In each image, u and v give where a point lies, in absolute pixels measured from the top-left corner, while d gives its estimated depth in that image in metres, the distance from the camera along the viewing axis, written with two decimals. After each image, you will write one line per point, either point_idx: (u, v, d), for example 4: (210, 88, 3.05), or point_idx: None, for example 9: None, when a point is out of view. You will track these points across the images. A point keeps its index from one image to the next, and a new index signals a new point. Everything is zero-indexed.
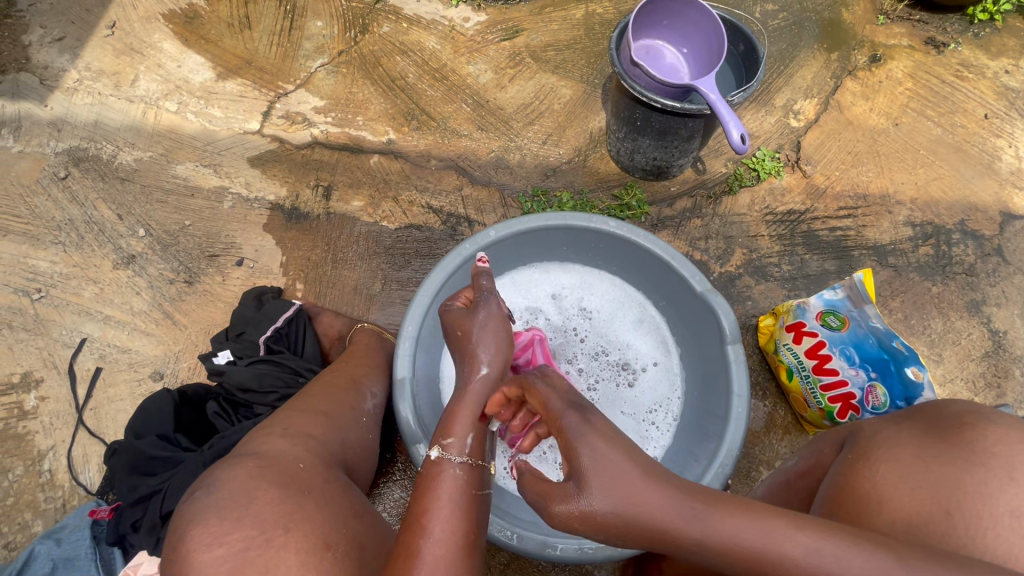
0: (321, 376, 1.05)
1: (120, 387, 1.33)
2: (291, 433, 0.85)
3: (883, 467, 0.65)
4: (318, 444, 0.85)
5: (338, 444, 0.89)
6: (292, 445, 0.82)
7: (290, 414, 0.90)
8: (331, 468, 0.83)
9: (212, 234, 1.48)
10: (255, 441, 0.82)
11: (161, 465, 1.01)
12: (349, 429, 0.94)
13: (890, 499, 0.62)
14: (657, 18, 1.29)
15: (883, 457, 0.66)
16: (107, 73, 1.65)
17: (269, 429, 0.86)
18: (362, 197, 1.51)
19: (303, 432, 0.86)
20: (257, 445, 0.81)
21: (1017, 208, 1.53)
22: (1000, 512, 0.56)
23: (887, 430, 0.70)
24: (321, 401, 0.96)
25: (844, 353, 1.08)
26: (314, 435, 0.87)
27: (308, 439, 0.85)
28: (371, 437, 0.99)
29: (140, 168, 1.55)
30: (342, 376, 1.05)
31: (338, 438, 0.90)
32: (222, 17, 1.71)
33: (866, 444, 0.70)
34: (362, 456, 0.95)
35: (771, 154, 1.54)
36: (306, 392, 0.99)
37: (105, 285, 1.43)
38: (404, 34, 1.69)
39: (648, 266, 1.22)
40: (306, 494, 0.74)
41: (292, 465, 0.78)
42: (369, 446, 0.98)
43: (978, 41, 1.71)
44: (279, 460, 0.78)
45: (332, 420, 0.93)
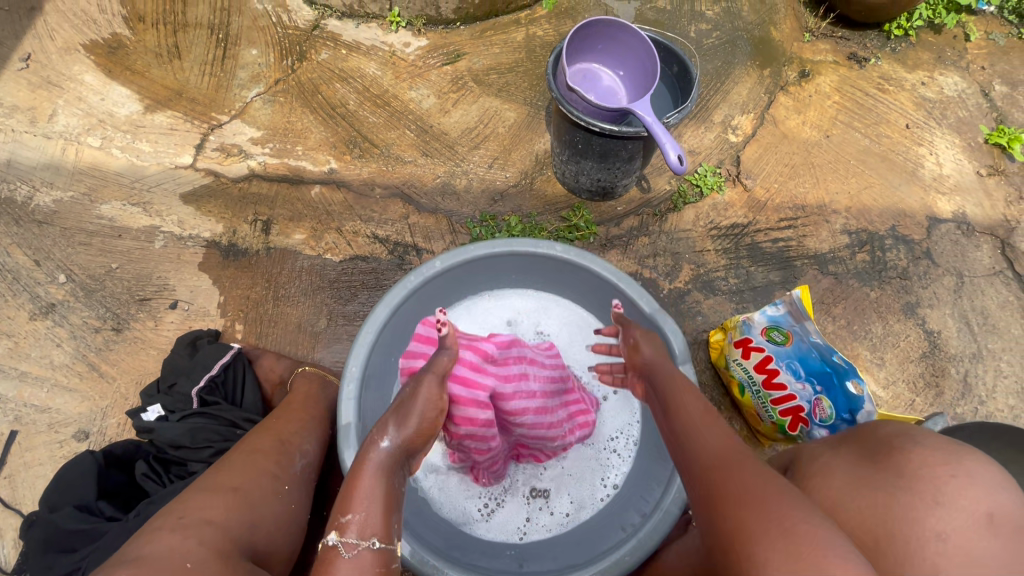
0: (245, 440, 0.96)
1: (39, 450, 1.22)
2: (183, 525, 0.74)
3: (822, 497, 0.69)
4: (217, 532, 0.76)
5: (244, 528, 0.80)
6: (183, 539, 0.72)
7: (192, 497, 0.81)
8: (229, 562, 0.73)
9: (142, 276, 1.39)
10: (139, 540, 0.72)
11: (81, 540, 0.92)
12: (263, 504, 0.86)
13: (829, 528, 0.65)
14: (592, 42, 1.30)
15: (818, 486, 0.70)
16: (22, 109, 1.55)
17: (161, 518, 0.76)
18: (304, 229, 1.46)
19: (201, 519, 0.77)
20: (140, 546, 0.70)
21: (943, 212, 1.61)
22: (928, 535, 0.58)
23: (824, 457, 0.74)
24: (234, 474, 0.87)
25: (791, 367, 1.09)
26: (215, 521, 0.78)
27: (203, 528, 0.75)
28: (293, 506, 0.92)
29: (59, 209, 1.44)
30: (268, 439, 0.97)
31: (247, 520, 0.82)
32: (149, 47, 1.64)
33: (805, 474, 0.74)
34: (276, 534, 0.86)
35: (712, 170, 1.58)
36: (228, 460, 0.91)
37: (21, 338, 1.32)
38: (343, 60, 1.66)
39: (600, 291, 1.22)
40: None
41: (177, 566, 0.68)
42: (289, 520, 0.90)
43: (895, 55, 1.81)
44: (161, 565, 0.67)
45: (242, 496, 0.84)
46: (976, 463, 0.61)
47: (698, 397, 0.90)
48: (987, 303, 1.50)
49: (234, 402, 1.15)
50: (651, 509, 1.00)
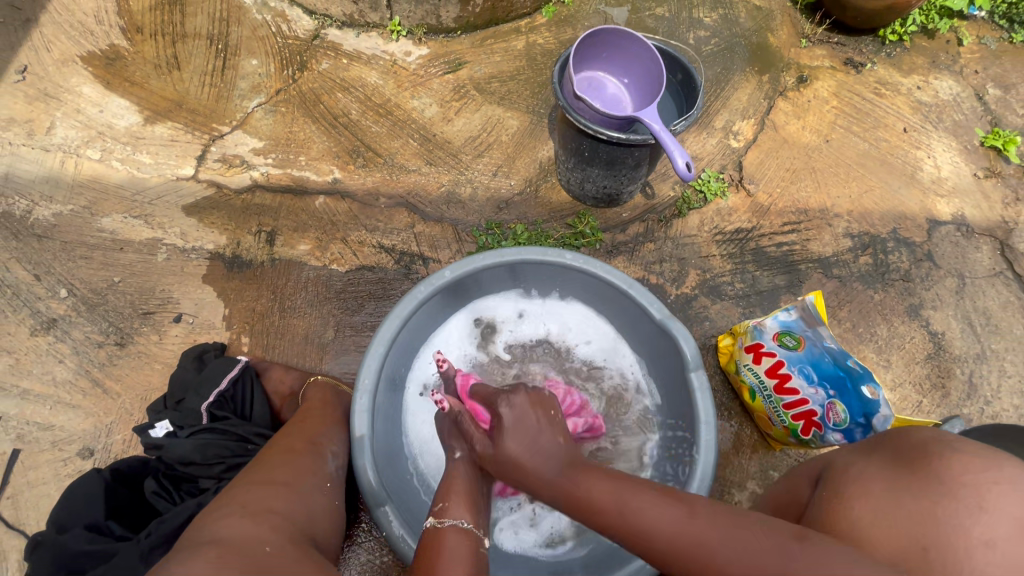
0: (273, 443, 0.97)
1: (42, 469, 1.20)
2: (250, 512, 0.76)
3: (859, 502, 0.70)
4: (282, 519, 0.77)
5: (304, 517, 0.82)
6: (255, 523, 0.73)
7: (248, 487, 0.82)
8: (301, 545, 0.75)
9: (146, 290, 1.37)
10: (209, 527, 0.72)
11: (90, 561, 0.89)
12: (314, 496, 0.88)
13: (869, 534, 0.66)
14: (597, 51, 1.31)
15: (855, 493, 0.71)
16: (18, 122, 1.53)
17: (225, 507, 0.76)
18: (309, 240, 1.45)
19: (267, 506, 0.78)
20: (215, 530, 0.71)
21: (942, 214, 1.63)
22: (974, 544, 0.59)
23: (859, 464, 0.75)
24: (282, 469, 0.88)
25: (804, 371, 1.10)
26: (277, 509, 0.79)
27: (271, 515, 0.77)
28: (337, 503, 0.93)
29: (59, 223, 1.42)
30: (299, 439, 0.98)
31: (304, 510, 0.83)
32: (147, 58, 1.63)
33: (839, 481, 0.75)
34: (329, 524, 0.88)
35: (715, 175, 1.59)
36: (269, 459, 0.92)
37: (22, 354, 1.30)
38: (344, 70, 1.65)
39: (609, 297, 1.20)
40: None
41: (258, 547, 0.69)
42: (336, 511, 0.92)
43: (891, 60, 1.84)
44: (247, 543, 0.69)
45: (294, 490, 0.85)
46: (1014, 467, 0.64)
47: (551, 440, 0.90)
48: (989, 304, 1.51)
49: (243, 416, 1.13)
50: None
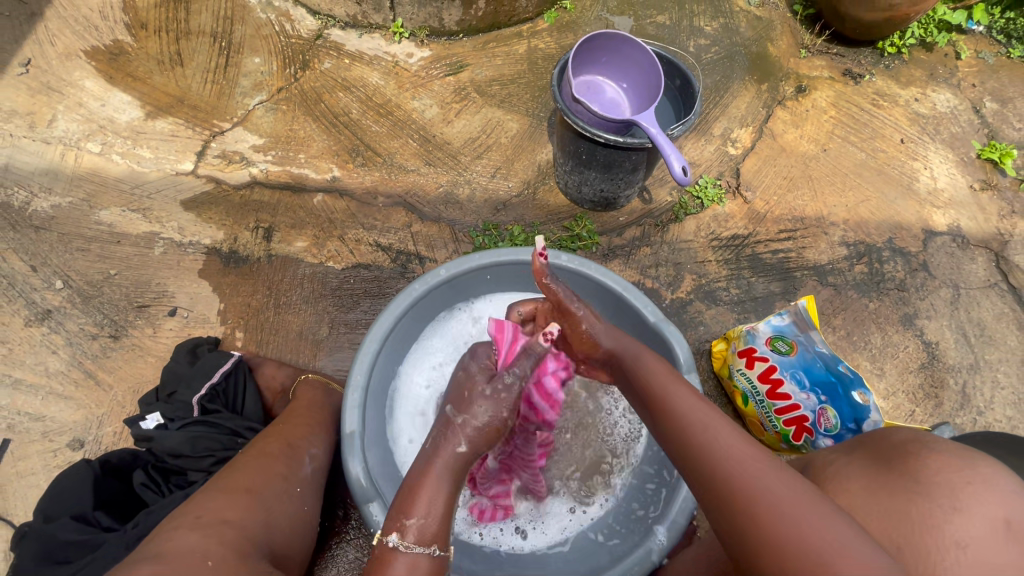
0: (251, 446, 0.97)
1: (32, 460, 1.19)
2: (202, 523, 0.75)
3: (836, 500, 0.70)
4: (235, 531, 0.76)
5: (261, 526, 0.81)
6: (204, 537, 0.72)
7: (209, 496, 0.81)
8: (249, 559, 0.73)
9: (142, 283, 1.38)
10: (158, 539, 0.71)
11: (76, 551, 0.89)
12: (278, 503, 0.87)
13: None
14: (595, 55, 1.32)
15: (833, 490, 0.72)
16: (20, 114, 1.54)
17: (179, 517, 0.76)
18: (306, 237, 1.45)
19: (221, 518, 0.77)
20: (159, 545, 0.69)
21: (938, 225, 1.63)
22: (948, 544, 0.60)
23: (838, 462, 0.76)
24: (248, 475, 0.88)
25: (795, 376, 1.10)
26: (231, 520, 0.78)
27: (222, 527, 0.76)
28: (305, 508, 0.93)
29: (57, 215, 1.43)
30: (276, 442, 0.98)
31: (261, 521, 0.82)
32: (151, 54, 1.64)
33: (817, 479, 0.76)
34: (291, 534, 0.87)
35: (712, 182, 1.60)
36: (235, 464, 0.91)
37: (15, 344, 1.30)
38: (346, 70, 1.67)
39: (603, 299, 1.20)
40: None
41: (198, 565, 0.67)
42: (303, 519, 0.91)
43: (889, 71, 1.85)
44: (187, 558, 0.67)
45: (257, 497, 0.85)
46: (990, 469, 0.65)
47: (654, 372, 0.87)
48: (984, 315, 1.52)
49: (234, 410, 1.13)
50: (662, 513, 1.00)
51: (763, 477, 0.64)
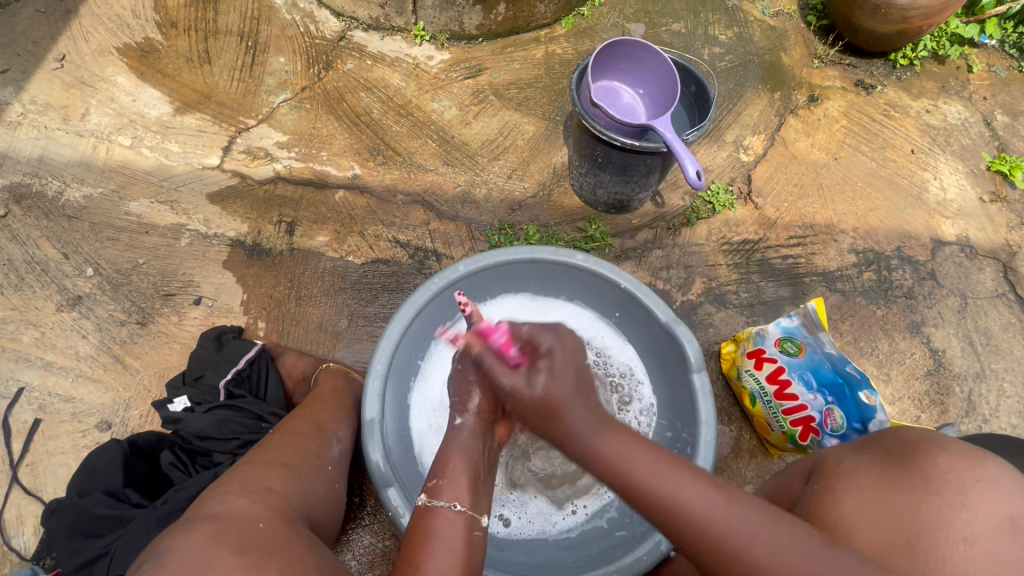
0: (284, 425, 1.01)
1: (61, 439, 1.24)
2: (249, 491, 0.78)
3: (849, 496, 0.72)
4: (279, 499, 0.80)
5: (300, 496, 0.85)
6: (251, 502, 0.76)
7: (249, 468, 0.85)
8: (293, 526, 0.77)
9: (168, 272, 1.42)
10: (208, 502, 0.75)
11: (108, 525, 0.93)
12: (313, 478, 0.90)
13: (856, 526, 0.69)
14: (614, 61, 1.36)
15: (845, 487, 0.74)
16: (54, 107, 1.60)
17: (225, 484, 0.79)
18: (327, 232, 1.49)
19: (264, 486, 0.81)
20: (210, 507, 0.73)
21: (947, 235, 1.65)
22: (956, 539, 0.63)
23: (850, 461, 0.78)
24: (284, 450, 0.92)
25: (803, 377, 1.13)
26: (275, 488, 0.81)
27: (266, 494, 0.79)
28: (337, 485, 0.96)
29: (88, 205, 1.48)
30: (306, 423, 1.02)
31: (300, 491, 0.85)
32: (180, 52, 1.69)
33: (828, 476, 0.78)
34: (326, 507, 0.91)
35: (724, 188, 1.63)
36: (272, 440, 0.95)
37: (47, 328, 1.34)
38: (368, 71, 1.71)
39: (616, 299, 1.23)
40: (269, 557, 0.66)
41: (251, 525, 0.70)
42: (334, 496, 0.95)
43: (901, 83, 1.88)
44: (240, 519, 0.71)
45: (294, 471, 0.88)
46: (998, 469, 0.68)
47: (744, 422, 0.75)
48: (991, 325, 1.53)
49: (258, 396, 1.17)
50: None
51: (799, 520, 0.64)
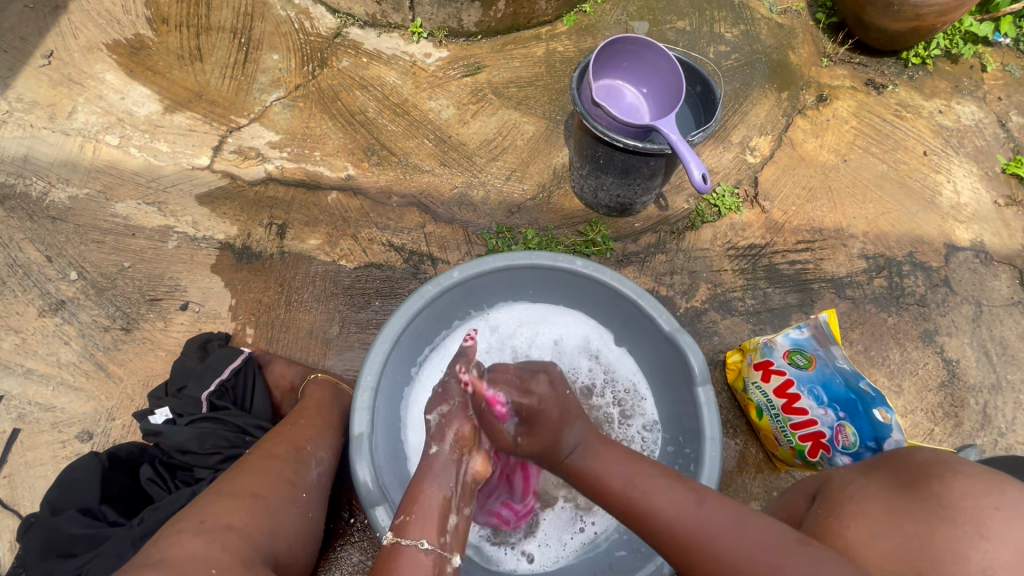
0: (259, 447, 0.95)
1: (41, 450, 1.20)
2: (207, 528, 0.73)
3: (854, 524, 0.68)
4: (239, 537, 0.75)
5: (265, 531, 0.79)
6: (207, 543, 0.71)
7: (213, 500, 0.80)
8: (252, 567, 0.72)
9: (154, 276, 1.38)
10: (161, 544, 0.70)
11: (81, 545, 0.88)
12: (284, 508, 0.85)
13: (863, 555, 0.64)
14: (617, 60, 1.31)
15: (852, 513, 0.70)
16: (40, 105, 1.55)
17: (183, 520, 0.75)
18: (319, 234, 1.45)
19: (224, 522, 0.76)
20: (163, 551, 0.68)
21: (960, 240, 1.60)
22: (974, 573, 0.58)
23: (858, 485, 0.74)
24: (253, 478, 0.86)
25: (813, 392, 1.08)
26: (236, 526, 0.76)
27: (226, 532, 0.74)
28: (312, 514, 0.91)
29: (73, 206, 1.43)
30: (283, 444, 0.96)
31: (267, 526, 0.80)
32: (171, 48, 1.65)
33: (836, 500, 0.74)
34: (298, 539, 0.85)
35: (730, 190, 1.58)
36: (243, 465, 0.90)
37: (28, 334, 1.30)
38: (363, 68, 1.66)
39: (617, 307, 1.18)
40: None
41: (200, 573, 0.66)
42: (309, 525, 0.89)
43: (913, 82, 1.82)
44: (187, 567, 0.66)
45: (263, 501, 0.83)
46: (1018, 493, 0.62)
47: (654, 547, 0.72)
48: (1006, 334, 1.48)
49: (243, 408, 1.12)
50: None
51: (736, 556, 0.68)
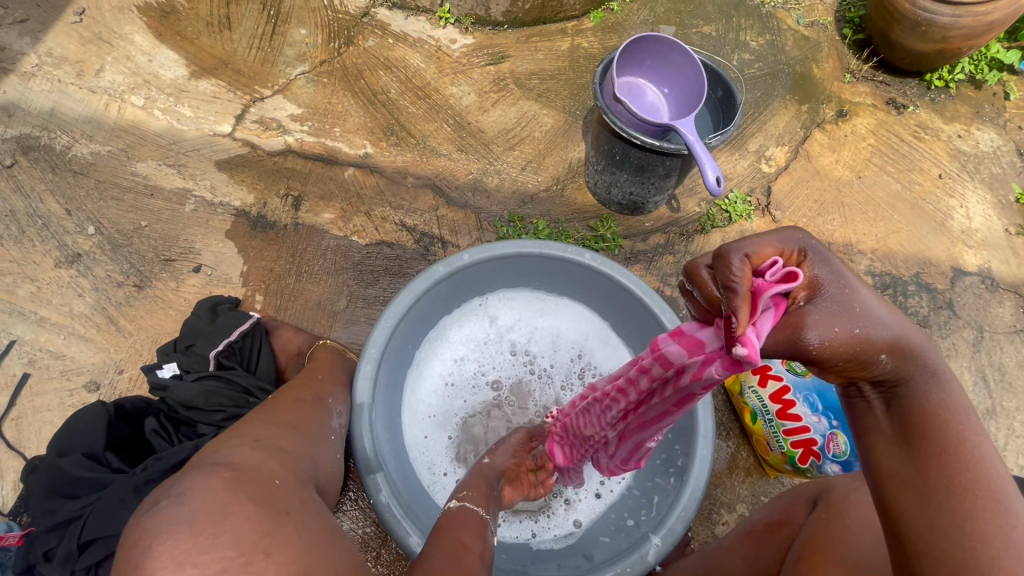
0: (286, 391, 0.99)
1: (49, 396, 1.23)
2: (262, 446, 0.76)
3: (849, 530, 0.72)
4: (290, 459, 0.78)
5: (308, 460, 0.82)
6: (266, 457, 0.74)
7: (259, 426, 0.83)
8: (304, 486, 0.75)
9: (170, 237, 1.40)
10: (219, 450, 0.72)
11: (85, 488, 0.92)
12: (317, 445, 0.88)
13: (856, 560, 0.69)
14: (640, 58, 1.32)
15: (846, 521, 0.74)
16: (70, 61, 1.57)
17: (237, 437, 0.77)
18: (334, 209, 1.47)
19: (276, 444, 0.79)
20: (227, 454, 0.71)
21: (968, 265, 1.60)
22: None
23: (858, 489, 0.77)
24: (290, 415, 0.90)
25: (808, 399, 1.10)
26: (286, 449, 0.79)
27: (279, 452, 0.77)
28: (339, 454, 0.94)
29: (96, 161, 1.46)
30: (308, 392, 1.00)
31: (310, 456, 0.84)
32: (200, 15, 1.66)
33: (835, 504, 0.77)
34: (330, 476, 0.88)
35: (743, 198, 1.59)
36: (276, 405, 0.93)
37: (43, 284, 1.33)
38: (389, 49, 1.68)
39: (620, 302, 1.19)
40: (284, 514, 0.65)
41: (267, 479, 0.69)
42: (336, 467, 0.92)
43: (934, 105, 1.82)
44: (254, 470, 0.69)
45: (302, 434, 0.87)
46: None
47: (986, 486, 0.52)
48: (1005, 361, 1.49)
49: (248, 370, 1.15)
50: (656, 520, 0.99)
51: (1018, 516, 0.51)
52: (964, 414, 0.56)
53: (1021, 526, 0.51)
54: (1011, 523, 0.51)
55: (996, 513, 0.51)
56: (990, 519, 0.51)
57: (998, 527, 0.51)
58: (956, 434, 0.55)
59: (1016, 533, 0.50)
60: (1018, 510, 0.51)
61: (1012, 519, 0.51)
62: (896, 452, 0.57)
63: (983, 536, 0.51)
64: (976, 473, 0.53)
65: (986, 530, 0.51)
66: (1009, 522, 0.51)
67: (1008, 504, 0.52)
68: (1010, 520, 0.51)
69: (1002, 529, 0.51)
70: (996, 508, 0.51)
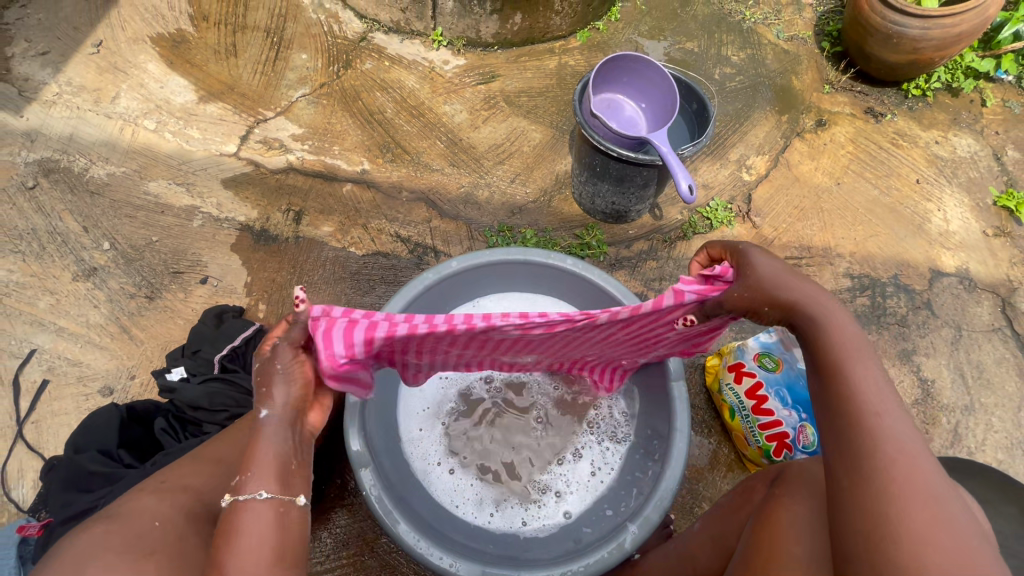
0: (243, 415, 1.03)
1: (66, 401, 1.31)
2: (162, 489, 0.84)
3: (802, 504, 0.78)
4: (189, 498, 0.84)
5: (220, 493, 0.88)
6: (158, 501, 0.81)
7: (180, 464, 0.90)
8: (196, 521, 0.82)
9: (179, 251, 1.49)
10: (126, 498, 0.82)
11: (98, 482, 0.99)
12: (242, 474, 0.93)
13: (806, 530, 0.74)
14: (617, 75, 1.40)
15: (800, 495, 0.79)
16: (88, 89, 1.68)
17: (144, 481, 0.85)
18: (333, 223, 1.55)
19: (181, 484, 0.85)
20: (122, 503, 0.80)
21: (946, 266, 1.65)
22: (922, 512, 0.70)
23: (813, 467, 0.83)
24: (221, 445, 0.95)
25: (779, 394, 1.16)
26: (190, 488, 0.85)
27: (179, 493, 0.84)
28: None
29: (111, 182, 1.56)
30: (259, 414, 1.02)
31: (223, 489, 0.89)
32: (209, 44, 1.77)
33: (791, 480, 0.83)
34: None
35: (723, 205, 1.66)
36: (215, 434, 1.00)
37: (62, 296, 1.42)
38: (385, 71, 1.78)
39: (603, 305, 1.25)
40: (148, 556, 0.73)
41: (145, 525, 0.77)
42: None
43: (912, 113, 1.88)
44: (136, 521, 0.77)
45: (224, 467, 0.91)
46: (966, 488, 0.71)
47: (870, 396, 0.66)
48: (984, 358, 1.53)
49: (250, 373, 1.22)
50: (635, 509, 1.03)
51: (895, 417, 0.64)
52: (855, 345, 0.71)
53: (898, 426, 0.64)
54: (888, 422, 0.64)
55: (878, 416, 0.65)
56: (872, 421, 0.65)
57: (880, 429, 0.64)
58: (845, 357, 0.70)
59: (892, 429, 0.63)
60: (896, 415, 0.65)
61: (889, 420, 0.64)
62: (813, 387, 0.73)
63: (868, 435, 0.64)
64: (861, 387, 0.67)
65: (872, 431, 0.64)
66: (886, 423, 0.64)
67: (888, 410, 0.65)
68: (889, 422, 0.64)
69: (884, 430, 0.64)
70: (877, 412, 0.65)
